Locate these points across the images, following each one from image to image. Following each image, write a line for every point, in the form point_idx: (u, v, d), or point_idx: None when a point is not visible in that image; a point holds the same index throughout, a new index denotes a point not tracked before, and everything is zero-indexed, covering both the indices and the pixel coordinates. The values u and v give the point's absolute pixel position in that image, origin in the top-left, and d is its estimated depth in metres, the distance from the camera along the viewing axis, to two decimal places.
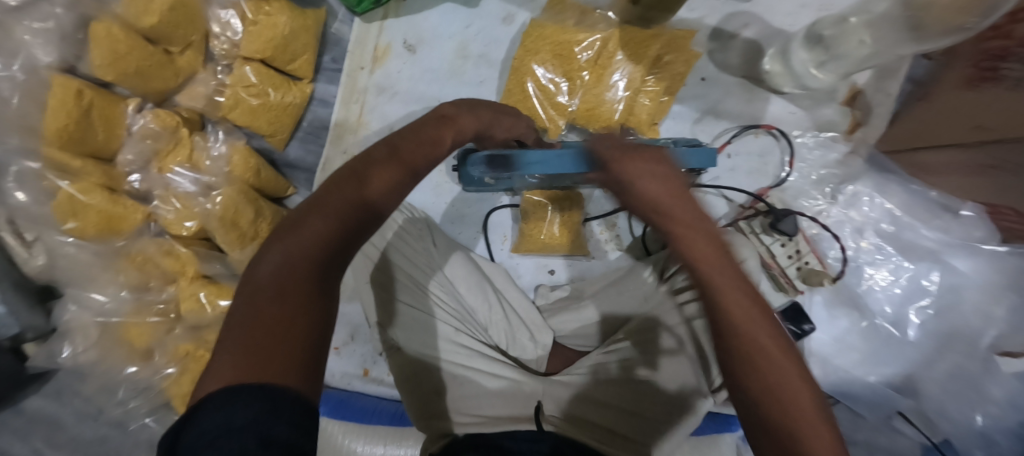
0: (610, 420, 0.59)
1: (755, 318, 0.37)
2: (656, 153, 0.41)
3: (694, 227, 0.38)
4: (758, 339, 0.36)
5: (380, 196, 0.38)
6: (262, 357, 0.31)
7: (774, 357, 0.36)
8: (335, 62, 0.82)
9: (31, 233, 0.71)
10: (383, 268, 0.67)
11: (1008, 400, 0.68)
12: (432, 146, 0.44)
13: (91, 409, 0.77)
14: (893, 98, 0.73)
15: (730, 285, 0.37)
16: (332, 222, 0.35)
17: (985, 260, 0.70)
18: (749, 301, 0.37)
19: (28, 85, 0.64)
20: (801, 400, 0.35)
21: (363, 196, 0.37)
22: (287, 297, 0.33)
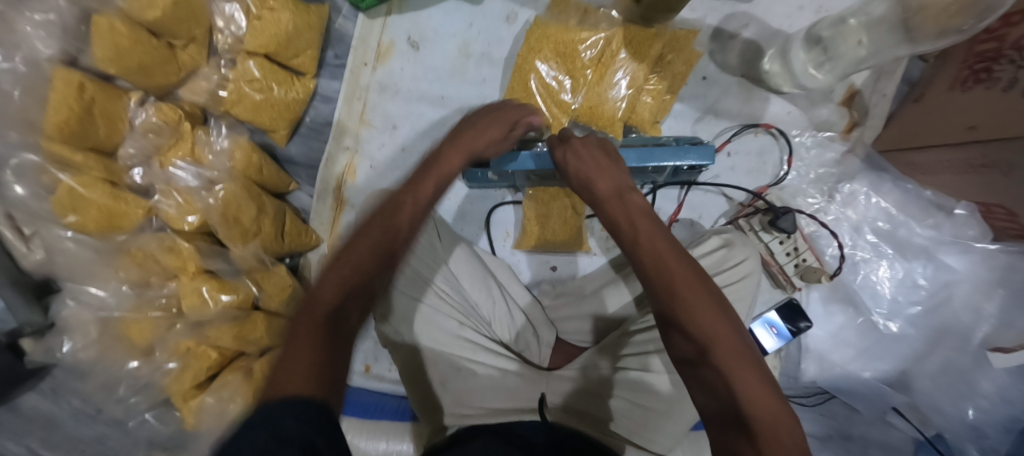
0: (609, 413, 0.61)
1: (710, 308, 0.41)
2: (595, 148, 0.56)
3: (614, 198, 0.51)
4: (716, 329, 0.40)
5: (375, 246, 0.48)
6: (288, 374, 0.37)
7: (728, 346, 0.40)
8: (339, 58, 0.82)
9: (29, 227, 0.71)
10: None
11: (997, 393, 0.70)
12: (420, 197, 0.54)
13: (90, 408, 0.78)
14: (888, 99, 0.75)
15: (685, 277, 0.43)
16: (339, 276, 0.45)
17: (976, 257, 0.72)
18: (703, 291, 0.42)
19: (30, 78, 0.62)
20: (748, 380, 0.38)
21: (361, 250, 0.47)
22: (307, 331, 0.40)
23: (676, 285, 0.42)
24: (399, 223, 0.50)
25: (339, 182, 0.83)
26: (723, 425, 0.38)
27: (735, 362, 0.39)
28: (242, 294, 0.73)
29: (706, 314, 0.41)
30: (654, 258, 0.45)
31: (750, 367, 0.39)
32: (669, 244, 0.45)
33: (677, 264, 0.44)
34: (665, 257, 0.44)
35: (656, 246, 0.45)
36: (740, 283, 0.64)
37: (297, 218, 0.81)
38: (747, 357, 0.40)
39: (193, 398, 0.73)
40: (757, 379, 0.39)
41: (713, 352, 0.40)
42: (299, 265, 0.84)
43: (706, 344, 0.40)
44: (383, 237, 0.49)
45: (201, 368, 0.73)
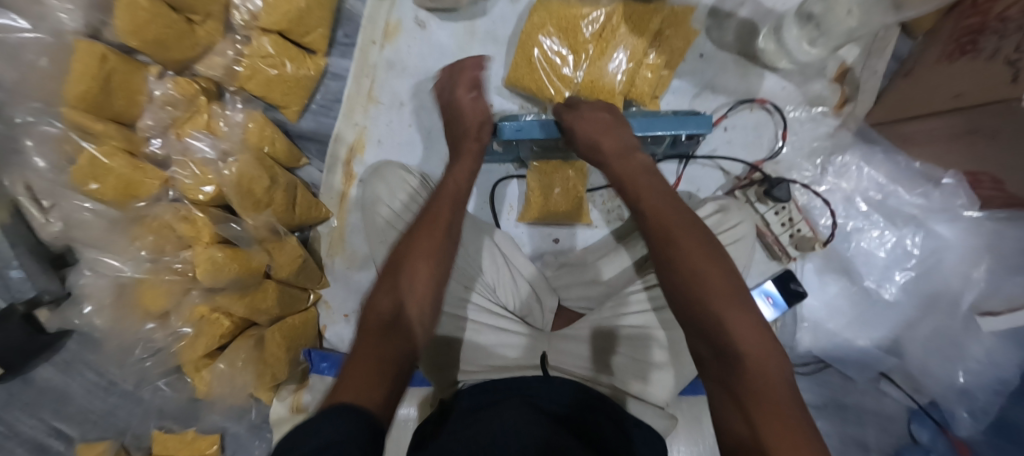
0: (616, 368, 0.65)
1: (703, 256, 0.45)
2: (603, 114, 0.62)
3: (617, 158, 0.57)
4: (708, 273, 0.44)
5: (413, 253, 0.51)
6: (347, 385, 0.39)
7: (720, 291, 0.43)
8: (349, 37, 0.85)
9: (47, 199, 0.73)
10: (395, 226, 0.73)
11: (987, 357, 0.72)
12: (452, 200, 0.58)
13: (103, 381, 0.84)
14: (880, 75, 0.78)
15: (679, 227, 0.47)
16: (389, 288, 0.49)
17: (965, 226, 0.74)
18: (697, 240, 0.46)
19: (54, 48, 0.64)
20: (740, 322, 0.42)
21: (401, 261, 0.51)
22: (366, 344, 0.44)
23: (674, 234, 0.47)
24: (431, 234, 0.53)
25: (348, 158, 0.86)
26: (714, 364, 0.41)
27: (726, 304, 0.42)
28: (253, 264, 0.74)
29: (699, 263, 0.45)
30: (652, 211, 0.50)
31: (742, 311, 0.42)
32: (666, 199, 0.51)
33: (673, 216, 0.48)
34: (661, 210, 0.49)
35: (654, 202, 0.50)
36: (735, 244, 0.68)
37: (308, 192, 0.84)
38: (741, 304, 0.43)
39: (204, 367, 0.76)
40: (748, 322, 0.42)
41: (705, 294, 0.43)
42: (310, 238, 0.88)
43: (699, 286, 0.44)
44: (416, 250, 0.51)
45: (214, 335, 0.75)
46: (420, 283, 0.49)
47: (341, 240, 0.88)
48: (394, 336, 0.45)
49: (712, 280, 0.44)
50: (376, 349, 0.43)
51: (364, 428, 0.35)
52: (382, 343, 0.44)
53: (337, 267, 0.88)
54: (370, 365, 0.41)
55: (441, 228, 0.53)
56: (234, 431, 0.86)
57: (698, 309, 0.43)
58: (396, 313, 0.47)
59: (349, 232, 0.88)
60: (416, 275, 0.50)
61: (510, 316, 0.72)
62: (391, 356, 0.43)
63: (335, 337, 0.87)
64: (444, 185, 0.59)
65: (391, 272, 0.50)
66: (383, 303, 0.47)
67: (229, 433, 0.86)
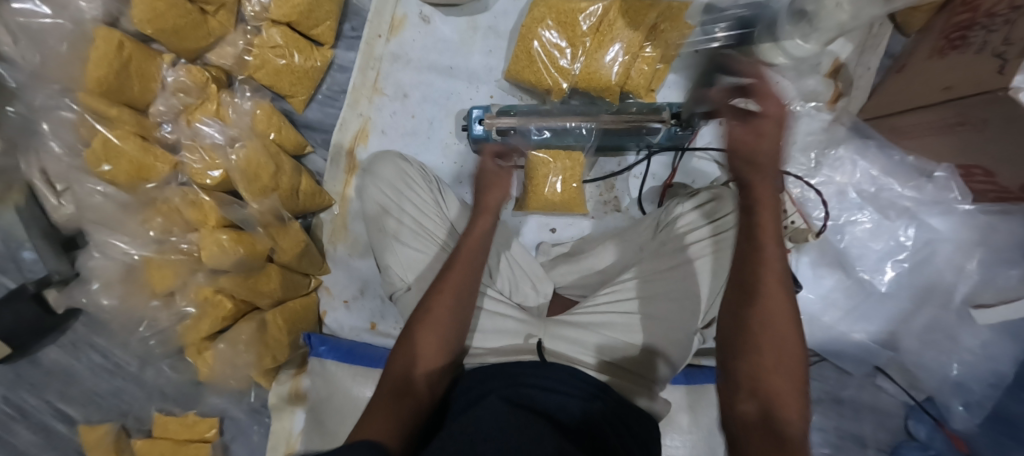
0: (626, 361, 0.65)
1: (779, 332, 0.43)
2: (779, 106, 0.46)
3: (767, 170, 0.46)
4: (778, 351, 0.42)
5: (436, 317, 0.59)
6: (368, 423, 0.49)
7: (774, 365, 0.42)
8: (355, 30, 0.88)
9: (61, 183, 0.75)
10: (403, 223, 0.74)
11: (980, 348, 0.73)
12: (471, 264, 0.62)
13: (107, 365, 0.86)
14: (873, 72, 0.81)
15: (771, 288, 0.44)
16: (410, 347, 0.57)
17: (958, 218, 0.75)
18: (779, 311, 0.44)
19: (75, 34, 0.67)
20: (790, 400, 0.41)
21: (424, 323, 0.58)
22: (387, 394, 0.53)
23: (757, 292, 0.44)
24: (446, 301, 0.59)
25: (352, 146, 0.88)
26: (756, 432, 0.39)
27: (775, 378, 0.41)
28: (257, 248, 0.76)
29: (774, 338, 0.42)
30: (750, 262, 0.45)
31: (795, 398, 0.41)
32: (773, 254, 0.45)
33: (772, 278, 0.44)
34: (761, 263, 0.45)
35: (761, 255, 0.45)
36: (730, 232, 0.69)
37: (312, 180, 0.86)
38: (792, 372, 0.42)
39: (207, 349, 0.78)
40: (792, 395, 0.41)
41: (766, 367, 0.42)
42: (312, 225, 0.90)
43: (760, 353, 0.43)
44: (431, 318, 0.59)
45: (217, 317, 0.77)
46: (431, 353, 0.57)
47: (342, 226, 0.90)
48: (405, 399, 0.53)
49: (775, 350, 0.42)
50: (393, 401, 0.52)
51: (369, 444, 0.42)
52: (398, 397, 0.53)
53: (339, 253, 0.90)
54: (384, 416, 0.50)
55: (458, 297, 0.60)
56: (233, 416, 0.87)
57: (750, 376, 0.42)
58: (408, 375, 0.55)
59: (351, 219, 0.90)
60: (431, 336, 0.58)
61: (509, 302, 0.72)
62: (399, 414, 0.51)
63: (335, 324, 0.88)
64: (464, 244, 0.63)
65: (406, 335, 0.59)
66: (399, 365, 0.56)
67: (228, 416, 0.87)
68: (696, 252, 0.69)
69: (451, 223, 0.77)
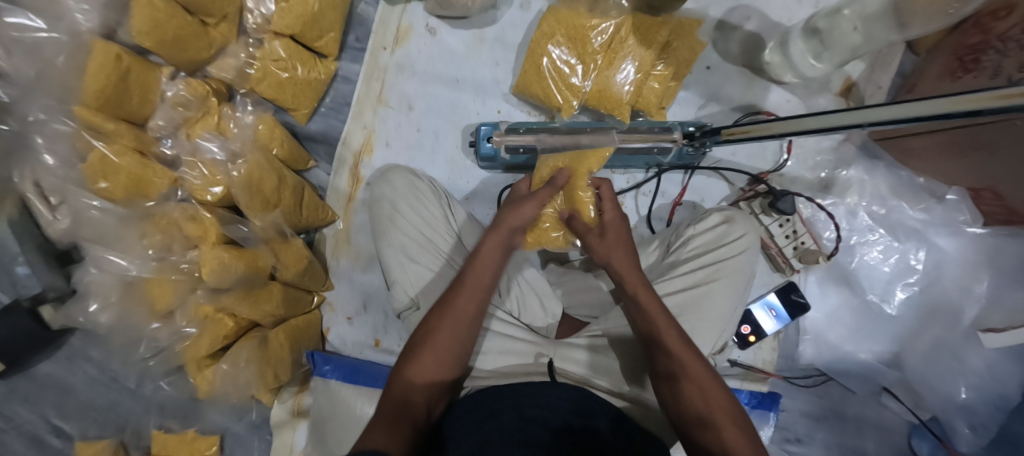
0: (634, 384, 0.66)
1: (690, 353, 0.53)
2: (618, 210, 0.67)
3: (621, 249, 0.63)
4: (708, 390, 0.51)
5: (439, 336, 0.57)
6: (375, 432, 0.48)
7: (703, 378, 0.52)
8: (359, 41, 0.86)
9: (56, 196, 0.72)
10: (413, 246, 0.73)
11: (986, 368, 0.73)
12: (476, 292, 0.60)
13: (104, 377, 0.82)
14: (883, 90, 0.79)
15: (669, 330, 0.55)
16: (404, 365, 0.56)
17: (966, 239, 0.75)
18: (684, 341, 0.54)
19: (72, 47, 0.64)
20: (716, 404, 0.50)
21: (421, 341, 0.57)
22: (385, 411, 0.52)
23: (660, 328, 0.55)
24: (450, 327, 0.58)
25: (356, 161, 0.87)
26: (699, 430, 0.49)
27: (697, 388, 0.51)
28: (260, 262, 0.74)
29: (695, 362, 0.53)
30: (645, 313, 0.57)
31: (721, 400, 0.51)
32: (659, 304, 0.57)
33: (666, 321, 0.56)
34: (654, 314, 0.56)
35: (650, 305, 0.57)
36: (739, 256, 0.69)
37: (314, 194, 0.84)
38: (715, 384, 0.52)
39: (207, 367, 0.76)
40: (718, 399, 0.51)
41: (689, 382, 0.52)
42: (314, 241, 0.89)
43: (680, 368, 0.53)
44: (431, 335, 0.58)
45: (217, 335, 0.75)
46: (432, 373, 0.56)
47: (345, 240, 0.88)
48: (403, 418, 0.51)
49: (694, 368, 0.52)
50: (391, 418, 0.50)
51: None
52: (399, 413, 0.51)
53: (342, 266, 0.88)
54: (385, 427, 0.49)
55: (456, 321, 0.58)
56: (234, 431, 0.86)
57: (682, 390, 0.52)
58: (407, 393, 0.54)
59: (354, 232, 0.89)
60: (428, 357, 0.56)
61: (519, 323, 0.72)
62: (400, 438, 0.48)
63: (338, 339, 0.87)
64: (472, 274, 0.61)
65: (405, 354, 0.58)
66: (398, 386, 0.54)
67: (229, 432, 0.86)
68: (706, 275, 0.68)
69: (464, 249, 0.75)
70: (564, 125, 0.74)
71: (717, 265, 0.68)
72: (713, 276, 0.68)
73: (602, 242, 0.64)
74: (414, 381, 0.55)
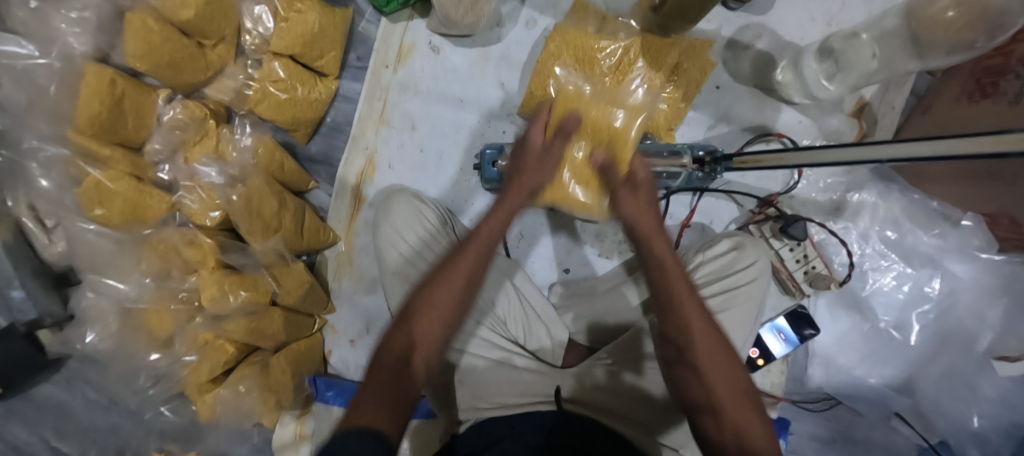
0: (634, 411, 0.62)
1: (705, 329, 0.50)
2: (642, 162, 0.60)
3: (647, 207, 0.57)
4: (718, 368, 0.48)
5: (439, 300, 0.50)
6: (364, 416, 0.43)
7: (711, 354, 0.49)
8: (360, 60, 0.84)
9: (52, 219, 0.71)
10: (412, 261, 0.71)
11: (999, 397, 0.72)
12: (481, 254, 0.54)
13: (103, 399, 0.79)
14: (897, 111, 0.78)
15: (683, 298, 0.51)
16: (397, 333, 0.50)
17: (981, 266, 0.74)
18: (703, 321, 0.51)
19: (65, 72, 0.63)
20: (727, 385, 0.47)
21: (414, 306, 0.51)
22: (374, 384, 0.46)
23: (677, 297, 0.51)
24: (450, 291, 0.51)
25: (359, 181, 0.85)
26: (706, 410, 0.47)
27: (711, 366, 0.48)
28: (260, 288, 0.73)
29: (709, 339, 0.49)
30: (663, 279, 0.52)
31: (735, 378, 0.48)
32: (680, 272, 0.53)
33: (684, 292, 0.51)
34: (672, 278, 0.52)
35: (669, 270, 0.52)
36: (751, 284, 0.67)
37: (315, 216, 0.83)
38: (728, 362, 0.49)
39: (208, 392, 0.72)
40: (729, 378, 0.48)
41: (700, 357, 0.49)
42: (315, 263, 0.87)
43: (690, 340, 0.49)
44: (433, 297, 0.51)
45: (217, 361, 0.73)
46: (432, 333, 0.49)
47: (348, 261, 0.87)
48: (405, 383, 0.46)
49: (707, 345, 0.49)
50: (387, 390, 0.45)
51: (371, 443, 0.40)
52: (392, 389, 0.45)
53: (345, 289, 0.87)
54: (381, 400, 0.44)
55: (463, 291, 0.51)
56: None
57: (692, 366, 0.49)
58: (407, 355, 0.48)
59: (358, 254, 0.87)
60: (424, 324, 0.49)
61: (523, 352, 0.70)
62: (395, 415, 0.44)
63: (340, 362, 0.87)
64: (485, 226, 0.56)
65: (402, 316, 0.51)
66: (398, 341, 0.49)
67: None
68: (715, 305, 0.67)
69: None
70: None
71: (726, 295, 0.67)
72: (725, 305, 0.66)
73: (635, 197, 0.57)
74: (409, 343, 0.48)
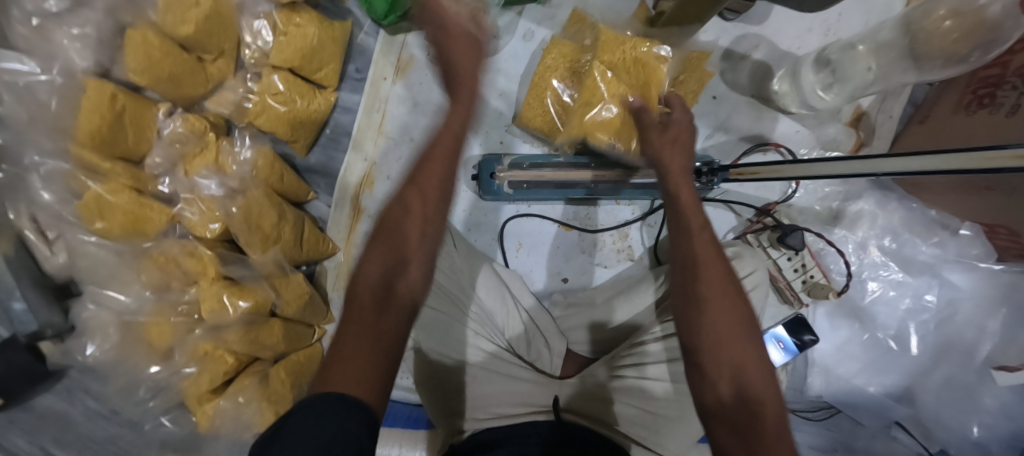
0: (627, 417, 0.63)
1: (716, 263, 0.51)
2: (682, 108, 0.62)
3: (674, 148, 0.59)
4: (721, 303, 0.49)
5: (418, 223, 0.49)
6: (355, 354, 0.40)
7: (716, 288, 0.50)
8: (359, 71, 0.86)
9: (53, 230, 0.69)
10: None
11: (999, 408, 0.72)
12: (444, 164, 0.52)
13: (104, 410, 0.73)
14: (895, 120, 0.78)
15: (697, 230, 0.53)
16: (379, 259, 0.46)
17: (981, 276, 0.73)
18: (716, 261, 0.51)
19: (67, 88, 0.64)
20: (728, 323, 0.48)
21: (396, 236, 0.48)
22: (362, 311, 0.43)
23: (692, 230, 0.53)
24: (420, 212, 0.49)
25: (358, 191, 0.87)
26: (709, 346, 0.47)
27: (715, 300, 0.49)
28: (260, 300, 0.73)
29: (717, 275, 0.50)
30: (677, 214, 0.54)
31: (738, 315, 0.49)
32: (697, 212, 0.54)
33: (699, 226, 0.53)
34: (688, 212, 0.54)
35: (687, 207, 0.54)
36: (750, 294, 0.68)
37: (314, 227, 0.83)
38: (732, 300, 0.49)
39: (208, 403, 0.72)
40: (732, 314, 0.49)
41: (708, 287, 0.50)
42: (315, 273, 0.87)
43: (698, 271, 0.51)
44: (407, 220, 0.49)
45: (217, 372, 0.72)
46: (414, 252, 0.48)
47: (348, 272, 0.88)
48: (387, 309, 0.44)
49: (714, 279, 0.50)
50: (372, 318, 0.43)
51: (347, 412, 0.36)
52: (380, 318, 0.43)
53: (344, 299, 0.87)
54: (369, 341, 0.41)
55: (433, 213, 0.50)
56: None
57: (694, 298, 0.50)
58: (388, 281, 0.45)
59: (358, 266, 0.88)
60: (411, 243, 0.48)
61: (522, 364, 0.70)
62: (383, 338, 0.42)
63: None
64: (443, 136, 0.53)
65: (376, 242, 0.48)
66: (373, 270, 0.45)
67: None
68: None
69: (473, 292, 0.72)
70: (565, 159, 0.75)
71: None
72: None
73: (665, 138, 0.59)
74: (392, 264, 0.46)
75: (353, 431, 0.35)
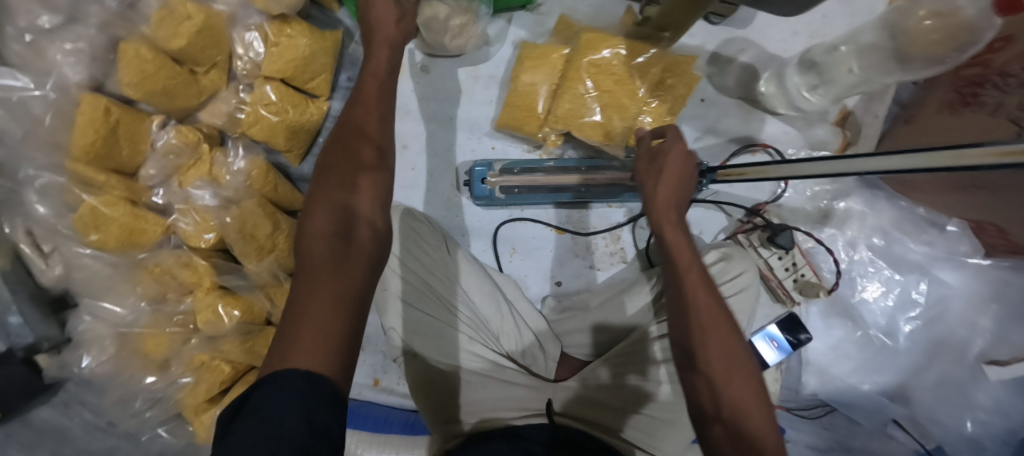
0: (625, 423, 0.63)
1: (708, 297, 0.49)
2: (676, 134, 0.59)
3: (673, 180, 0.56)
4: (716, 336, 0.47)
5: (365, 185, 0.46)
6: (308, 323, 0.37)
7: (713, 324, 0.48)
8: (350, 80, 0.86)
9: (48, 244, 0.70)
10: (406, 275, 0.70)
11: (993, 405, 0.72)
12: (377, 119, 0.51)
13: (102, 422, 0.74)
14: (881, 120, 0.79)
15: (686, 262, 0.51)
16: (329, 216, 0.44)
17: (971, 272, 0.75)
18: (714, 304, 0.49)
19: (59, 103, 0.66)
20: (725, 355, 0.47)
21: (351, 200, 0.45)
22: (316, 274, 0.40)
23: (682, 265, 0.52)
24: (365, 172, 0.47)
25: None
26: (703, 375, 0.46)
27: (711, 335, 0.47)
28: (255, 310, 0.76)
29: (716, 312, 0.49)
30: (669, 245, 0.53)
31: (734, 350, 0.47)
32: (690, 247, 0.53)
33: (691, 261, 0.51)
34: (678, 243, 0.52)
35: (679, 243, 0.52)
36: (741, 294, 0.68)
37: None
38: (730, 334, 0.48)
39: (206, 413, 0.72)
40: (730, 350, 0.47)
41: (701, 313, 0.49)
42: None
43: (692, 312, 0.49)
44: (342, 177, 0.46)
45: (214, 382, 0.72)
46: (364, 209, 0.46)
47: None
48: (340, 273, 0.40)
49: (706, 314, 0.48)
50: (326, 274, 0.40)
51: (312, 384, 0.34)
52: (332, 276, 0.40)
53: None
54: (325, 310, 0.38)
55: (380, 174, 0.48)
56: None
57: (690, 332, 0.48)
58: (338, 235, 0.42)
59: None
60: (367, 195, 0.46)
61: (517, 368, 0.70)
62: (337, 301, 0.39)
63: None
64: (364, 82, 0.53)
65: (316, 201, 0.45)
66: (320, 223, 0.43)
67: None
68: None
69: (466, 295, 0.73)
70: (555, 164, 0.76)
71: None
72: None
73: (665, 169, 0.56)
74: (339, 223, 0.43)
75: (318, 420, 0.32)
